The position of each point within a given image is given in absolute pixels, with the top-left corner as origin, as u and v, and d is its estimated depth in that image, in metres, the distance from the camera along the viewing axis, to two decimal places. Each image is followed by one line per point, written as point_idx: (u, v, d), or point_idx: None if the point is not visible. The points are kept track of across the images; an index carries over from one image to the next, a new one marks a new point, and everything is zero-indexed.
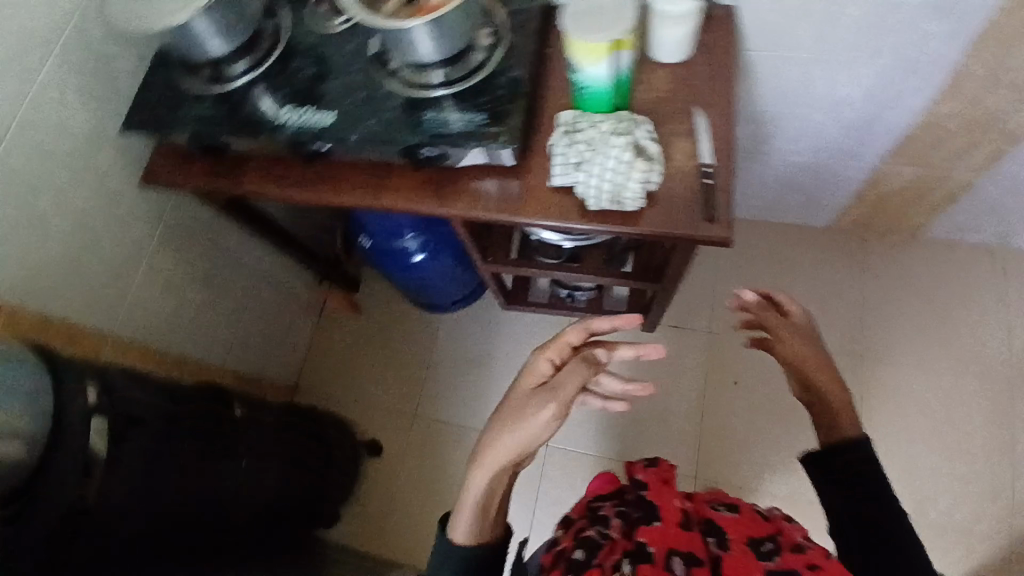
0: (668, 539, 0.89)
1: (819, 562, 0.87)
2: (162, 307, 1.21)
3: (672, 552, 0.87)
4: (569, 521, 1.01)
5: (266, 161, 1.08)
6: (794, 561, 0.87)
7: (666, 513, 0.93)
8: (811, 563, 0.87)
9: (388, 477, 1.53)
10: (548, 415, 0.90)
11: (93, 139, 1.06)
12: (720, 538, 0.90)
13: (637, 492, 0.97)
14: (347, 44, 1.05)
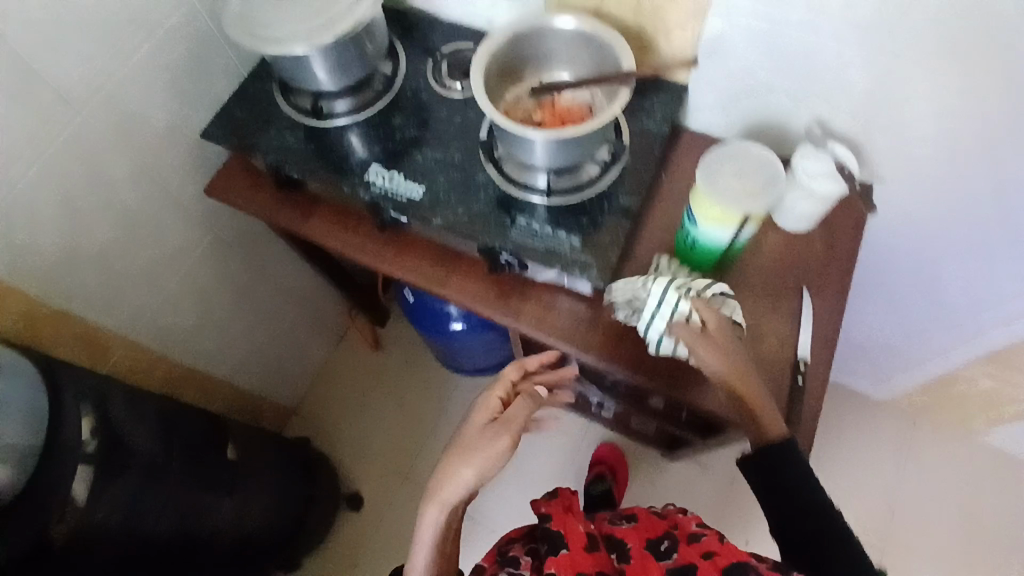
0: (575, 564, 0.81)
1: (716, 549, 0.84)
2: (187, 321, 1.15)
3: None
4: (479, 569, 0.87)
5: (339, 211, 1.01)
6: (691, 555, 0.84)
7: (573, 541, 0.85)
8: (704, 551, 0.84)
9: (361, 537, 1.42)
10: (501, 446, 0.76)
11: (169, 137, 0.99)
12: (619, 553, 0.88)
13: (543, 527, 0.88)
14: (456, 116, 0.98)
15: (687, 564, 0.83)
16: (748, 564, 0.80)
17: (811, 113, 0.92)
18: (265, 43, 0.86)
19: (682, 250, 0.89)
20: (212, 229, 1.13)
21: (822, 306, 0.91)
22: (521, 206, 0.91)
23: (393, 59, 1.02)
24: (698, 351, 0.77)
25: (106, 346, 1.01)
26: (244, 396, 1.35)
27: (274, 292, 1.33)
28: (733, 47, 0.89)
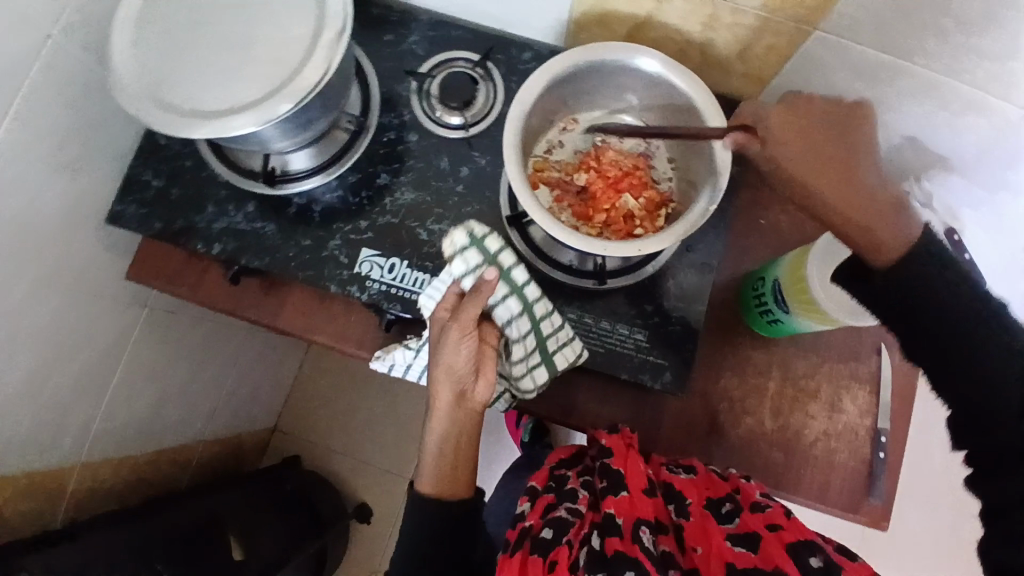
0: (637, 510, 0.62)
1: (784, 522, 0.59)
2: (143, 410, 0.93)
3: (642, 524, 0.60)
4: (533, 493, 0.71)
5: (319, 296, 0.78)
6: (755, 523, 0.60)
7: (633, 480, 0.64)
8: (772, 521, 0.59)
9: (375, 547, 1.34)
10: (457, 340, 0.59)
11: (68, 227, 0.71)
12: (678, 505, 0.65)
13: (600, 464, 0.67)
14: (460, 167, 0.75)
15: (750, 533, 0.59)
16: (823, 547, 0.55)
17: None
18: (198, 124, 0.58)
19: (757, 326, 0.76)
20: (147, 304, 0.88)
21: (901, 366, 0.79)
22: (563, 291, 0.73)
23: (361, 86, 0.75)
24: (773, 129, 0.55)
25: (59, 482, 0.80)
26: (222, 442, 1.18)
27: (234, 333, 1.10)
28: (826, 68, 0.68)
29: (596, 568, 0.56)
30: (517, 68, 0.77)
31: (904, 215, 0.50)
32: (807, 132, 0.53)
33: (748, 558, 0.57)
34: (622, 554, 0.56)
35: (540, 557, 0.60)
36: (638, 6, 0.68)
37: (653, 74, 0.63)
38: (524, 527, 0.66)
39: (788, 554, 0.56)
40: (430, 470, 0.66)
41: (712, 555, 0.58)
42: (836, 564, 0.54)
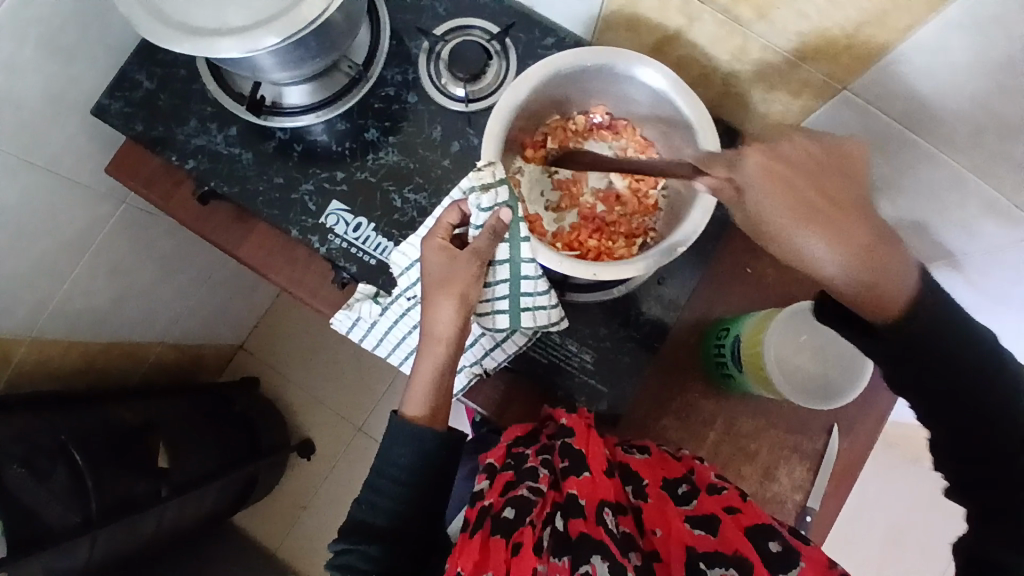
0: (599, 491, 0.57)
1: (739, 504, 0.56)
2: (102, 303, 0.93)
3: (605, 506, 0.56)
4: (490, 468, 0.63)
5: (284, 236, 0.76)
6: (712, 505, 0.57)
7: (595, 462, 0.59)
8: (728, 503, 0.56)
9: (311, 483, 1.36)
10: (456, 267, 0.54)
11: (51, 109, 0.70)
12: (637, 485, 0.60)
13: (559, 443, 0.62)
14: (451, 141, 0.72)
15: (708, 515, 0.56)
16: (780, 531, 0.53)
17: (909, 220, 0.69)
18: (181, 38, 0.56)
19: (713, 375, 0.74)
20: (123, 200, 0.87)
21: (845, 448, 0.77)
22: None
23: (371, 32, 0.73)
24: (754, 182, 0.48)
25: (4, 353, 0.81)
26: (182, 348, 1.19)
27: (210, 247, 1.10)
28: (850, 129, 0.63)
29: (560, 552, 0.52)
30: (535, 52, 0.73)
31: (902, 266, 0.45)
32: (788, 189, 0.45)
33: (707, 541, 0.54)
34: (586, 538, 0.52)
35: (502, 537, 0.54)
36: (668, 18, 0.63)
37: (662, 92, 0.60)
38: (483, 506, 0.59)
39: (745, 538, 0.53)
40: (419, 394, 0.54)
41: (671, 538, 0.55)
42: (794, 549, 0.52)
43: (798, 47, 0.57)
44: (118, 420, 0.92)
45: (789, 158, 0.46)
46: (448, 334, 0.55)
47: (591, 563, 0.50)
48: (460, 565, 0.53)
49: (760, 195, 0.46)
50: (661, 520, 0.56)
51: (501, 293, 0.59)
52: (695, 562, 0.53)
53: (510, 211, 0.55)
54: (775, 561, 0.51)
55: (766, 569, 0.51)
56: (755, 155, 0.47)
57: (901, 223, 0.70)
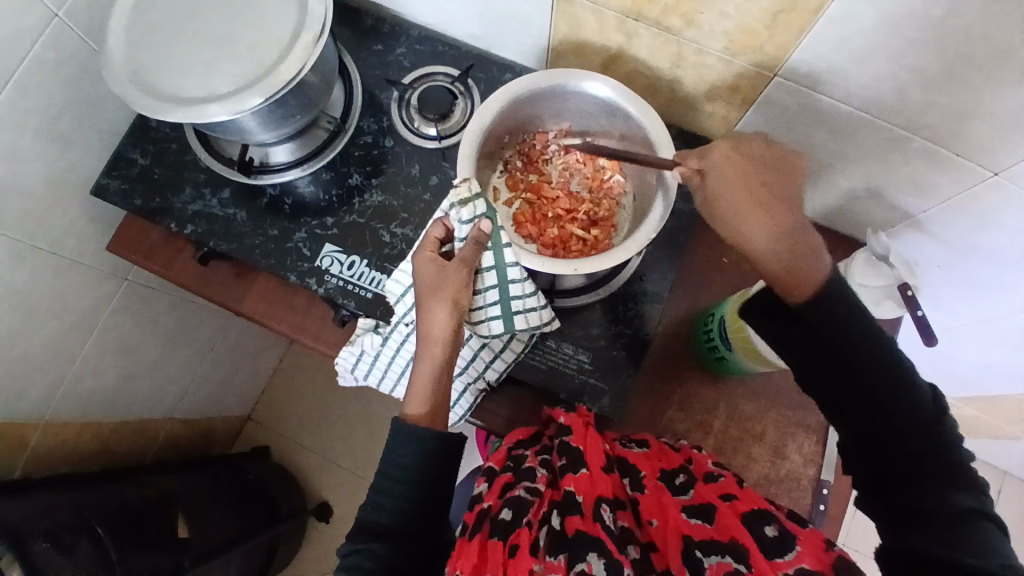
0: (596, 488, 0.55)
1: (736, 492, 0.55)
2: (111, 380, 0.95)
3: (603, 502, 0.54)
4: (490, 472, 0.62)
5: (283, 286, 0.80)
6: (710, 493, 0.55)
7: (592, 458, 0.58)
8: (725, 492, 0.55)
9: (331, 549, 1.34)
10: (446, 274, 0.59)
11: (55, 193, 0.75)
12: (634, 478, 0.59)
13: (557, 443, 0.61)
14: (429, 176, 0.77)
15: (705, 505, 0.54)
16: (777, 516, 0.51)
17: (863, 187, 0.74)
18: (174, 108, 0.62)
19: (707, 363, 0.77)
20: (126, 278, 0.91)
21: None
22: None
23: (345, 88, 0.79)
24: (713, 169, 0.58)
25: (20, 437, 0.82)
26: (191, 422, 1.20)
27: (211, 319, 1.13)
28: (790, 113, 0.69)
29: (558, 549, 0.49)
30: (496, 88, 0.80)
31: (815, 258, 0.54)
32: (741, 173, 0.56)
33: (704, 530, 0.52)
34: (583, 534, 0.50)
35: (499, 539, 0.52)
36: (609, 39, 0.70)
37: (611, 102, 0.66)
38: (481, 508, 0.57)
39: (742, 525, 0.51)
40: (419, 394, 0.57)
41: (668, 527, 0.53)
42: (790, 533, 0.50)
43: (727, 45, 0.64)
44: (138, 496, 0.92)
45: (748, 151, 0.57)
46: (443, 337, 0.59)
47: (588, 560, 0.47)
48: (458, 566, 0.50)
49: (719, 175, 0.57)
50: (655, 514, 0.55)
51: (491, 299, 0.63)
52: (692, 549, 0.51)
53: (490, 222, 0.60)
54: (773, 545, 0.49)
55: (765, 555, 0.49)
56: (720, 143, 0.58)
57: (856, 192, 0.75)
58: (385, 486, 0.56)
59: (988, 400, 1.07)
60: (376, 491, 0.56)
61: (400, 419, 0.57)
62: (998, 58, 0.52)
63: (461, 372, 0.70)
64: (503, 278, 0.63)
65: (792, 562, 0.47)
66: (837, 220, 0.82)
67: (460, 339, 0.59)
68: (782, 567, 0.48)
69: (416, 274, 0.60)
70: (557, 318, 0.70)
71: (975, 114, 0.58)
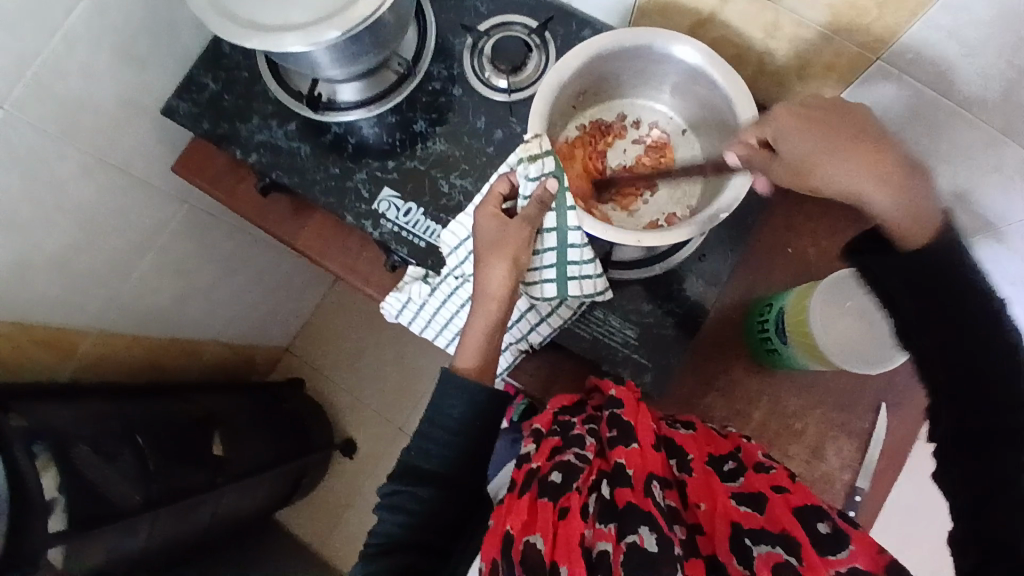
0: (647, 463, 0.55)
1: (789, 484, 0.53)
2: (164, 300, 0.98)
3: (653, 479, 0.54)
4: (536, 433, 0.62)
5: (338, 226, 0.81)
6: (760, 483, 0.54)
7: (643, 434, 0.57)
8: (778, 482, 0.54)
9: (353, 484, 1.39)
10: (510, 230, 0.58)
11: (129, 111, 0.76)
12: (681, 460, 0.59)
13: (607, 413, 0.59)
14: (495, 129, 0.76)
15: (755, 494, 0.53)
16: (831, 513, 0.50)
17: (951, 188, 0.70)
18: (251, 34, 0.61)
19: (755, 353, 0.75)
20: (187, 200, 0.93)
21: (891, 427, 0.76)
22: None
23: (419, 31, 0.78)
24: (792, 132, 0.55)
25: (71, 344, 0.84)
26: (234, 347, 1.24)
27: (262, 251, 1.15)
28: (885, 100, 0.65)
29: (608, 519, 0.50)
30: (573, 44, 0.77)
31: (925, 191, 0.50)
32: (817, 132, 0.53)
33: (754, 519, 0.51)
34: (633, 507, 0.50)
35: (550, 500, 0.53)
36: (702, 1, 0.67)
37: (697, 68, 0.63)
38: (530, 469, 0.57)
39: (793, 518, 0.50)
40: (471, 348, 0.58)
41: (717, 512, 0.53)
42: (844, 532, 0.48)
43: (829, 20, 0.60)
44: (182, 412, 0.96)
45: (804, 108, 0.55)
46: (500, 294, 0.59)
47: (640, 533, 0.48)
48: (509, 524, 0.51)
49: (788, 138, 0.54)
50: (705, 497, 0.55)
51: (548, 262, 0.63)
52: (741, 537, 0.51)
53: (557, 180, 0.59)
54: (825, 541, 0.48)
55: (818, 552, 0.48)
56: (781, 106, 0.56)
57: None
58: (428, 434, 0.57)
59: None
60: (420, 438, 0.57)
61: (449, 371, 0.58)
62: None
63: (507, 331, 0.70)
64: (563, 241, 0.61)
65: (844, 561, 0.46)
66: None
67: (514, 297, 0.58)
68: (835, 565, 0.47)
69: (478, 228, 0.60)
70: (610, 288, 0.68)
71: None
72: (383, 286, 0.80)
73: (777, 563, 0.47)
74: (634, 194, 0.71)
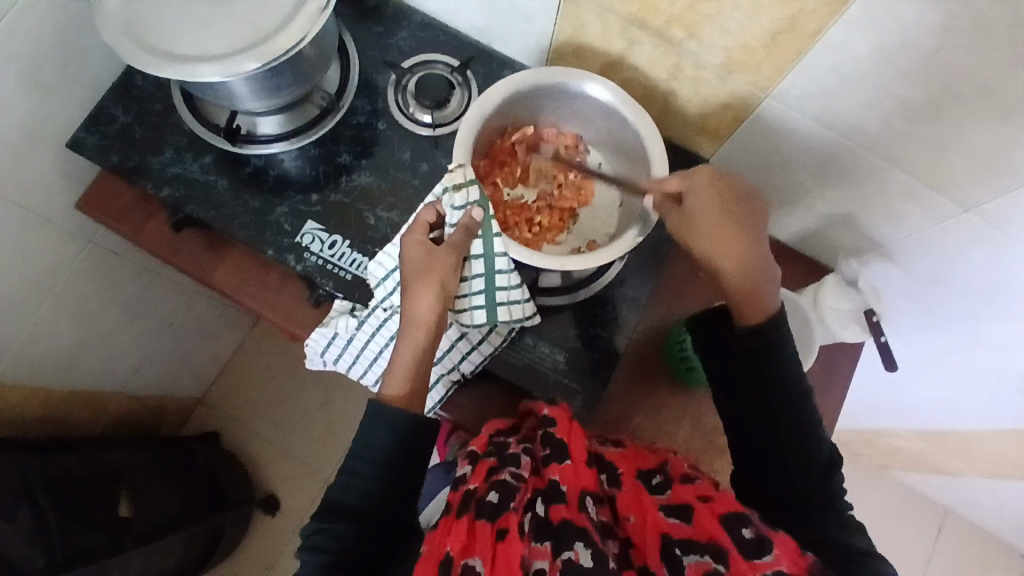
0: (581, 479, 0.56)
1: (714, 493, 0.55)
2: (64, 347, 0.91)
3: (587, 495, 0.55)
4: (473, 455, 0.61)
5: (258, 262, 0.78)
6: (687, 494, 0.55)
7: (576, 451, 0.58)
8: (703, 493, 0.55)
9: (276, 541, 1.30)
10: (437, 257, 0.58)
11: (28, 143, 0.71)
12: (611, 475, 0.59)
13: (541, 432, 0.60)
14: (420, 163, 0.77)
15: (682, 505, 0.54)
16: (755, 520, 0.51)
17: (840, 211, 0.76)
18: (165, 64, 0.60)
19: (677, 374, 0.78)
20: (91, 239, 0.87)
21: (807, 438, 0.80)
22: None
23: (341, 68, 0.79)
24: (695, 190, 0.60)
25: None
26: (141, 397, 1.15)
27: (175, 293, 1.09)
28: (778, 135, 0.71)
29: (543, 537, 0.50)
30: (493, 82, 0.80)
31: (770, 287, 0.58)
32: (718, 202, 0.59)
33: (682, 530, 0.52)
34: (569, 523, 0.50)
35: (488, 519, 0.51)
36: (611, 44, 0.71)
37: (610, 105, 0.67)
38: (466, 490, 0.56)
39: (720, 525, 0.51)
40: (398, 375, 0.57)
41: (647, 525, 0.53)
42: (767, 535, 0.50)
43: (724, 62, 0.66)
44: (83, 467, 0.87)
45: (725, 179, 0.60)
46: (427, 320, 0.58)
47: (574, 549, 0.48)
48: (447, 542, 0.50)
49: (697, 203, 0.59)
50: (633, 508, 0.55)
51: (476, 288, 0.63)
52: (671, 548, 0.51)
53: (482, 210, 0.60)
54: (750, 546, 0.49)
55: (744, 556, 0.49)
56: (702, 170, 0.60)
57: (833, 218, 0.78)
58: (354, 466, 0.54)
59: (937, 435, 1.12)
60: (345, 471, 0.55)
61: (376, 400, 0.56)
62: (981, 98, 0.55)
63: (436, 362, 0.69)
64: (491, 266, 0.62)
65: (769, 564, 0.47)
66: (811, 245, 0.84)
67: (442, 323, 0.58)
68: (761, 568, 0.48)
69: (404, 256, 0.59)
70: (537, 314, 0.70)
71: (950, 151, 0.60)
72: (304, 322, 0.77)
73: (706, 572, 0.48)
74: (559, 225, 0.74)
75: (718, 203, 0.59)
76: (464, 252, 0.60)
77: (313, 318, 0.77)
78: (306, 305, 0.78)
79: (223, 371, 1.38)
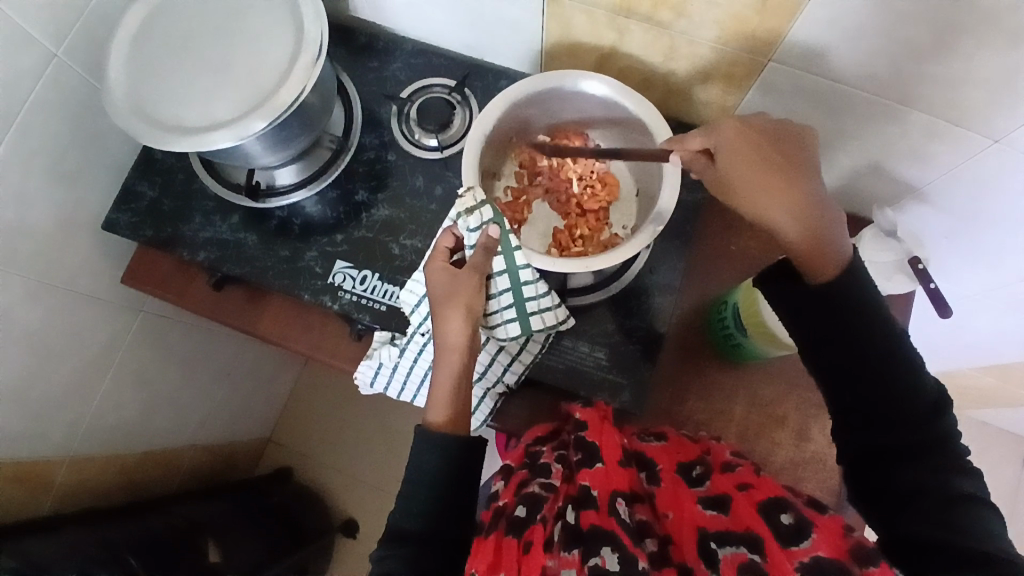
0: (612, 481, 0.56)
1: (753, 481, 0.55)
2: (132, 413, 0.96)
3: (618, 496, 0.55)
4: (506, 472, 0.64)
5: (297, 307, 0.81)
6: (725, 484, 0.56)
7: (608, 453, 0.59)
8: (741, 481, 0.55)
9: (357, 565, 1.34)
10: (459, 282, 0.60)
11: (69, 231, 0.76)
12: (650, 472, 0.60)
13: (574, 438, 0.62)
14: (434, 186, 0.78)
15: (720, 495, 0.55)
16: (794, 504, 0.51)
17: (864, 161, 0.74)
18: (178, 138, 0.63)
19: (723, 351, 0.77)
20: (141, 308, 0.92)
21: None
22: None
23: (344, 108, 0.81)
24: (722, 139, 0.58)
25: (46, 476, 0.82)
26: (210, 448, 1.20)
27: (225, 346, 1.14)
28: (785, 96, 0.70)
29: (572, 544, 0.49)
30: (492, 95, 0.81)
31: (836, 230, 0.55)
32: (753, 146, 0.56)
33: (719, 521, 0.52)
34: (597, 528, 0.50)
35: (514, 536, 0.53)
36: (602, 37, 0.71)
37: (609, 98, 0.67)
38: (497, 506, 0.58)
39: (758, 514, 0.51)
40: (441, 401, 0.59)
41: (683, 520, 0.54)
42: (807, 520, 0.50)
43: (718, 34, 0.64)
44: (166, 525, 0.92)
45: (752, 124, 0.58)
46: (461, 343, 0.60)
47: (601, 554, 0.48)
48: (474, 565, 0.51)
49: (731, 157, 0.57)
50: (669, 505, 0.56)
51: (505, 302, 0.64)
52: (706, 541, 0.51)
53: (498, 226, 0.61)
54: (788, 532, 0.49)
55: (781, 543, 0.48)
56: (729, 121, 0.58)
57: (859, 169, 0.76)
58: (411, 492, 0.56)
59: (1008, 371, 1.07)
60: (403, 498, 0.57)
61: (423, 427, 0.58)
62: (987, 25, 0.52)
63: (480, 378, 0.71)
64: (514, 280, 0.63)
65: (807, 550, 0.47)
66: (841, 198, 0.82)
67: (475, 344, 0.60)
68: (798, 556, 0.47)
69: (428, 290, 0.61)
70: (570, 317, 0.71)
71: (966, 83, 0.58)
72: (349, 357, 0.80)
73: (743, 563, 0.48)
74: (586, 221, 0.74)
75: (751, 147, 0.57)
76: (485, 271, 0.61)
77: (357, 351, 0.80)
78: (349, 340, 0.80)
79: (283, 411, 1.44)
